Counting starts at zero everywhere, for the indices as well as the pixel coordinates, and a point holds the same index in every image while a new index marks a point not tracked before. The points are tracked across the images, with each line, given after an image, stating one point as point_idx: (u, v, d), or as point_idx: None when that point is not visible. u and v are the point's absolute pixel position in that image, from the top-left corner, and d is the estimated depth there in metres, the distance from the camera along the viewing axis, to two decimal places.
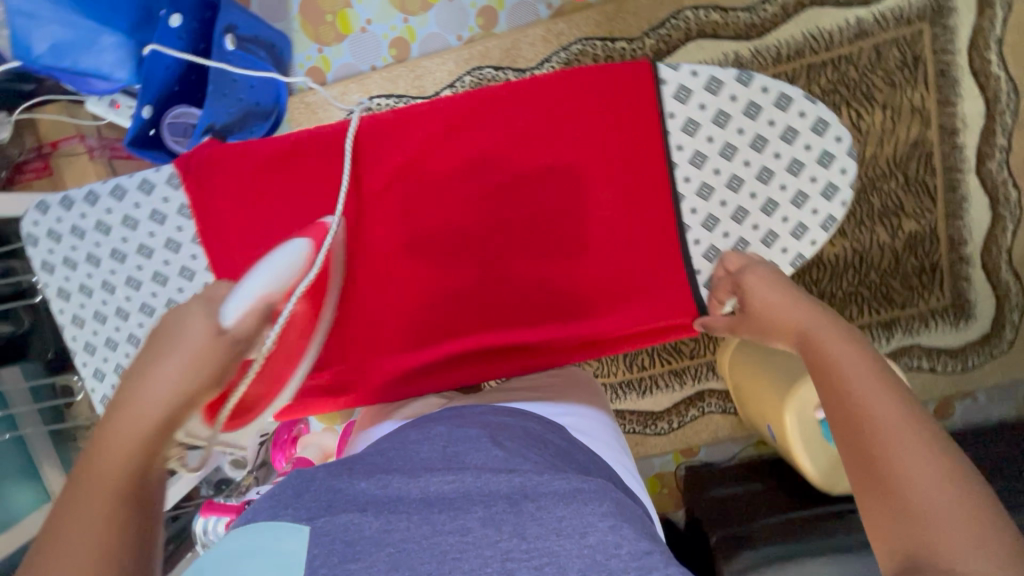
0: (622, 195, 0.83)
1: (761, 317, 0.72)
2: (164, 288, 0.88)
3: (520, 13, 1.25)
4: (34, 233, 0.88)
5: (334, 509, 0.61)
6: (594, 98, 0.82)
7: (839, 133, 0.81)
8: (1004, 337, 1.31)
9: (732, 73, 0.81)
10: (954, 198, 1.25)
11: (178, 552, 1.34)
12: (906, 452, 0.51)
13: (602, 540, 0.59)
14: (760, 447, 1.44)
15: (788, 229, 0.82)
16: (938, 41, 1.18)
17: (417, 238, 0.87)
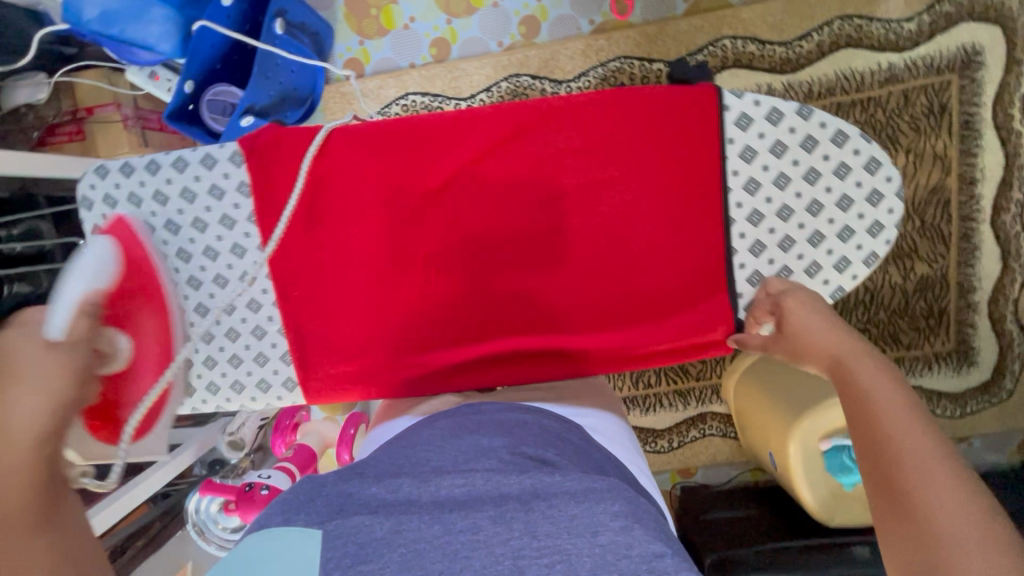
0: (688, 215, 0.83)
1: (794, 338, 0.74)
2: (214, 263, 0.86)
3: (562, 25, 1.27)
4: (89, 196, 0.85)
5: (345, 513, 0.61)
6: (674, 115, 0.81)
7: (891, 174, 0.80)
8: (1004, 385, 1.34)
9: (792, 106, 0.80)
10: (967, 246, 1.27)
11: (170, 528, 1.34)
12: (924, 470, 0.54)
13: (613, 540, 0.59)
14: (756, 474, 1.45)
15: (832, 262, 0.82)
16: (965, 93, 1.21)
17: (456, 239, 0.86)
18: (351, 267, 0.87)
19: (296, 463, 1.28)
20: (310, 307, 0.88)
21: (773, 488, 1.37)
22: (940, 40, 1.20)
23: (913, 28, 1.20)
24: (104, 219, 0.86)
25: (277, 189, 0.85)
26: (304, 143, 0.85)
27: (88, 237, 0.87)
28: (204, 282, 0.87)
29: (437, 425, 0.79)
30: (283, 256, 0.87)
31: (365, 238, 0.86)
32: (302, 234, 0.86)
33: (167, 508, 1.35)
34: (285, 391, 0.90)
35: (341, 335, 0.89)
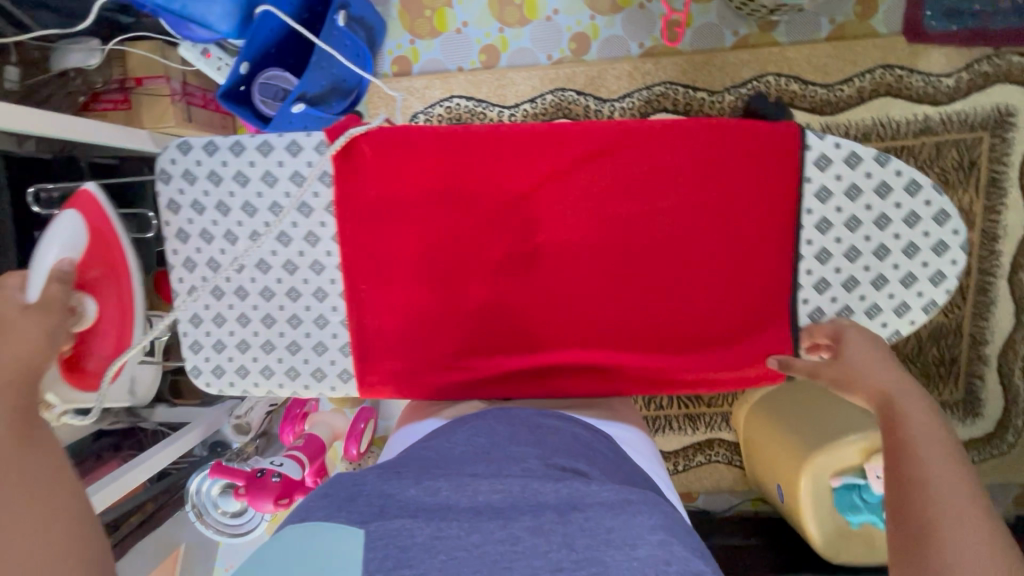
0: (760, 249, 0.84)
1: (843, 368, 0.77)
2: (285, 250, 0.87)
3: (612, 46, 1.29)
4: (170, 170, 0.86)
5: (386, 515, 0.58)
6: (760, 149, 0.82)
7: (959, 227, 0.81)
8: (1006, 439, 1.36)
9: (870, 152, 0.81)
10: (983, 299, 1.30)
11: (167, 506, 1.30)
12: (953, 499, 0.56)
13: (652, 554, 0.55)
14: (756, 504, 1.46)
15: (893, 306, 0.83)
16: (995, 151, 1.24)
17: (522, 249, 0.86)
18: (416, 266, 0.87)
19: (306, 452, 1.26)
20: (371, 301, 0.88)
21: (773, 520, 1.38)
22: (976, 97, 1.23)
23: (950, 84, 1.23)
24: (181, 194, 0.87)
25: (351, 183, 0.85)
26: (382, 140, 0.84)
27: (163, 210, 0.88)
28: (274, 266, 0.88)
29: (468, 424, 0.79)
30: (350, 248, 0.87)
31: (432, 239, 0.86)
32: (370, 229, 0.86)
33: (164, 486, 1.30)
34: (339, 382, 0.91)
35: (398, 332, 0.89)
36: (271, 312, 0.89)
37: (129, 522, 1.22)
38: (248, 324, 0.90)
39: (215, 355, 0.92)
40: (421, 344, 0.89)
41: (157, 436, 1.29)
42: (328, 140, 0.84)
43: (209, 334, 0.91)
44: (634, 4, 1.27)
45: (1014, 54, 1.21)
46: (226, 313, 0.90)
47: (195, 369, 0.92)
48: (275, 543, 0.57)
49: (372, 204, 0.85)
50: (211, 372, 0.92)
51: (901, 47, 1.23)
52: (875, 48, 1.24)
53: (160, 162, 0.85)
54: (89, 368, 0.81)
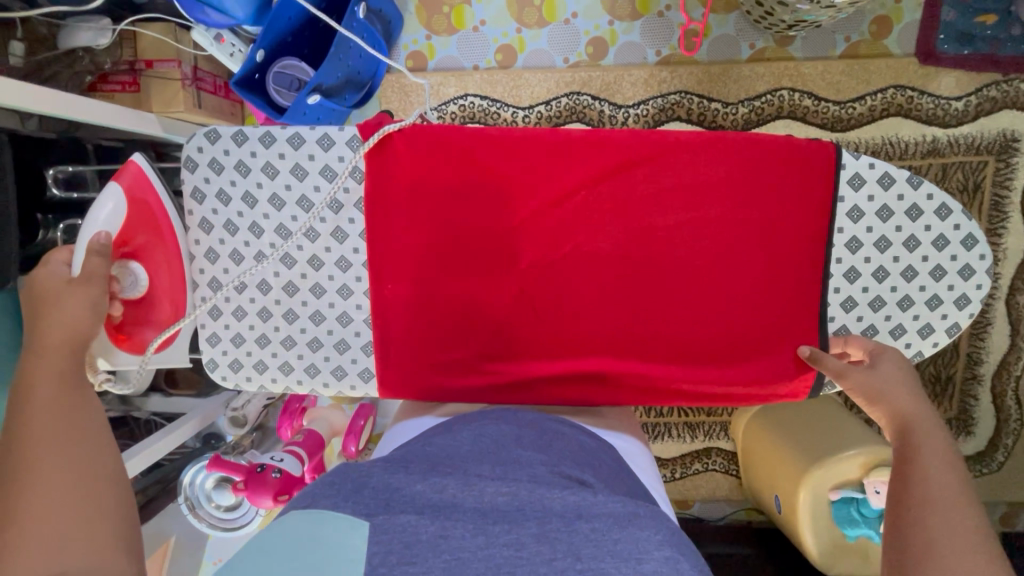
0: (786, 263, 0.84)
1: (868, 384, 0.78)
2: (312, 244, 0.87)
3: (629, 53, 1.29)
4: (196, 158, 0.85)
5: (392, 509, 0.56)
6: (791, 164, 0.82)
7: (985, 252, 0.82)
8: (996, 458, 1.39)
9: (903, 173, 0.81)
10: (980, 320, 1.32)
11: (156, 499, 1.27)
12: (956, 524, 0.57)
13: (658, 571, 0.52)
14: (750, 512, 1.48)
15: (916, 327, 0.84)
16: (1000, 175, 1.26)
17: (553, 254, 0.85)
18: (446, 269, 0.86)
19: (305, 447, 1.24)
20: (399, 301, 0.87)
21: (766, 529, 1.39)
22: (984, 122, 1.25)
23: (959, 107, 1.25)
24: (207, 183, 0.86)
25: (385, 182, 0.84)
26: (419, 139, 0.83)
27: (187, 199, 0.87)
28: (299, 260, 0.88)
29: (474, 423, 0.76)
30: (381, 246, 0.86)
31: (464, 241, 0.85)
32: (401, 228, 0.85)
33: (153, 479, 1.26)
34: (360, 381, 0.90)
35: (423, 334, 0.88)
36: (294, 308, 0.89)
37: None
38: (269, 318, 0.89)
39: (233, 349, 0.90)
40: (446, 347, 0.88)
41: (150, 425, 1.26)
42: (361, 135, 0.83)
43: (228, 326, 0.90)
44: (652, 12, 1.27)
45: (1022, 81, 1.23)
46: (246, 306, 0.89)
47: (211, 362, 0.91)
48: (278, 531, 0.55)
49: (405, 204, 0.85)
50: (228, 366, 0.91)
51: (913, 68, 1.25)
52: (888, 68, 1.25)
53: (186, 150, 0.84)
54: (139, 335, 0.84)
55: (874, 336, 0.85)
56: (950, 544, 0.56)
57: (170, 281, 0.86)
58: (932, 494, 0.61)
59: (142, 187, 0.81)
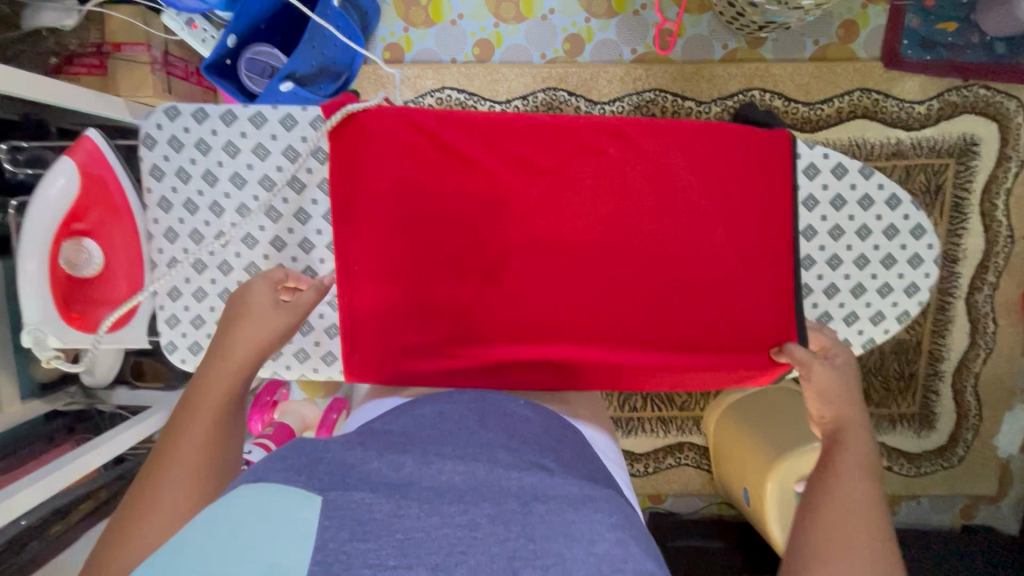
0: (743, 246, 0.86)
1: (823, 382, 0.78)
2: (274, 225, 0.88)
3: (605, 50, 1.31)
4: (155, 135, 0.86)
5: (346, 485, 0.51)
6: (743, 152, 0.85)
7: (933, 241, 0.86)
8: (956, 452, 1.43)
9: (855, 165, 0.85)
10: (943, 317, 1.36)
11: (122, 494, 1.23)
12: (857, 534, 0.59)
13: (609, 551, 0.50)
14: (722, 507, 1.50)
15: (869, 314, 0.88)
16: (960, 177, 1.30)
17: (520, 238, 0.86)
18: (415, 253, 0.86)
19: (274, 440, 1.23)
20: (367, 285, 0.87)
21: (736, 522, 1.41)
22: (945, 125, 1.29)
23: (922, 110, 1.29)
24: (166, 161, 0.86)
25: (354, 165, 0.85)
26: (389, 124, 0.84)
27: (145, 176, 0.87)
28: (261, 241, 0.88)
29: (436, 402, 0.75)
30: (350, 230, 0.86)
31: (432, 225, 0.85)
32: (367, 210, 0.86)
33: (118, 473, 1.24)
34: (323, 365, 0.92)
35: (390, 318, 0.88)
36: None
37: (78, 511, 1.13)
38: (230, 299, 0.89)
39: (193, 331, 0.90)
40: (414, 332, 0.88)
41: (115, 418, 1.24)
42: (324, 116, 0.85)
43: (187, 308, 0.90)
44: (628, 10, 1.29)
45: (981, 87, 1.28)
46: (205, 287, 0.89)
47: (170, 345, 0.90)
48: (217, 508, 0.48)
49: (373, 187, 0.85)
50: (187, 348, 0.90)
51: (878, 72, 1.29)
52: (855, 71, 1.29)
53: (145, 126, 0.84)
54: (94, 312, 0.85)
55: (828, 322, 0.89)
56: (848, 540, 0.59)
57: (126, 256, 0.87)
58: (847, 493, 0.64)
59: (95, 161, 0.83)
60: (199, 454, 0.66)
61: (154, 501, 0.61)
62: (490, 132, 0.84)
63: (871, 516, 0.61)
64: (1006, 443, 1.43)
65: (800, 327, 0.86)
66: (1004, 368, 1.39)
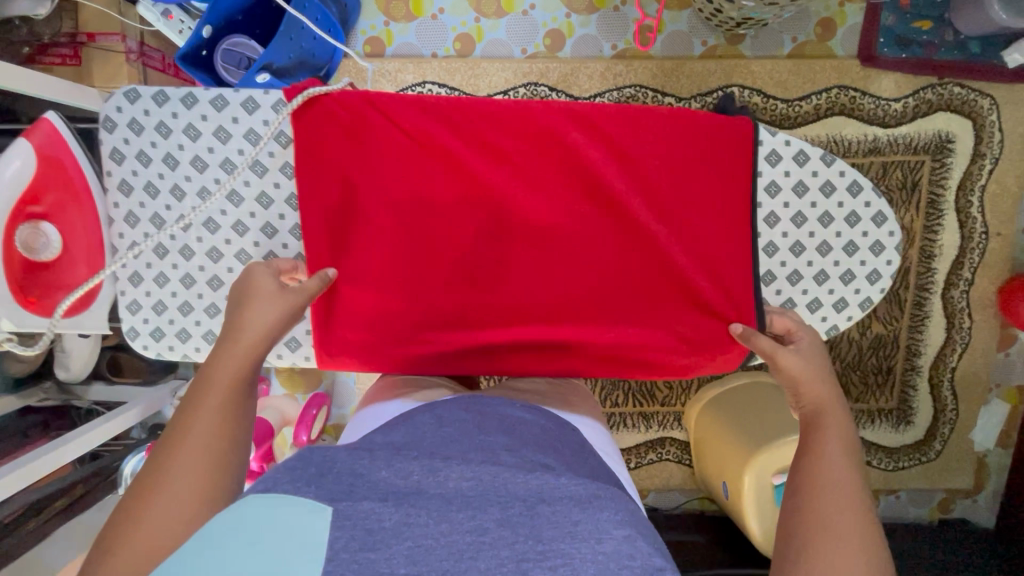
0: (702, 231, 0.86)
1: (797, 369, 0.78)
2: (236, 209, 0.88)
3: (586, 45, 1.31)
4: (114, 118, 0.86)
5: (356, 495, 0.51)
6: (703, 137, 0.85)
7: (894, 229, 0.89)
8: (933, 446, 1.44)
9: (817, 152, 0.87)
10: (919, 313, 1.37)
11: (98, 490, 1.21)
12: (851, 533, 0.59)
13: (616, 550, 0.49)
14: (704, 502, 1.51)
15: (832, 300, 0.90)
16: (935, 173, 1.31)
17: (485, 222, 0.86)
18: (382, 238, 0.86)
19: (253, 436, 1.21)
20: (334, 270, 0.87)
21: (718, 517, 1.42)
22: (920, 123, 1.30)
23: (898, 108, 1.30)
24: (127, 144, 0.87)
25: (318, 150, 0.85)
26: (352, 109, 0.84)
27: (106, 159, 0.88)
28: (222, 226, 0.89)
29: (434, 411, 0.73)
30: (314, 215, 0.86)
31: (398, 210, 0.85)
32: (332, 196, 0.85)
33: (97, 469, 1.22)
34: (287, 351, 0.92)
35: (359, 304, 0.88)
36: (218, 274, 0.90)
37: (54, 506, 1.12)
38: (192, 285, 0.90)
39: (154, 318, 0.91)
40: (381, 317, 0.88)
41: (92, 413, 1.22)
42: (286, 99, 0.85)
43: (149, 294, 0.91)
44: (608, 6, 1.30)
45: (955, 85, 1.29)
46: (167, 271, 0.90)
47: (131, 330, 0.91)
48: (228, 517, 0.48)
49: (338, 172, 0.85)
50: (149, 335, 0.91)
51: (855, 69, 1.30)
52: (832, 68, 1.30)
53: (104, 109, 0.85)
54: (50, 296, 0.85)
55: (793, 308, 0.91)
56: (837, 539, 0.58)
57: (85, 241, 0.87)
58: (829, 482, 0.65)
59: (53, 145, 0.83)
60: (215, 437, 0.65)
61: (167, 486, 0.59)
62: (453, 116, 0.84)
63: (856, 506, 0.61)
64: (982, 438, 1.45)
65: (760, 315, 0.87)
66: (980, 363, 1.41)
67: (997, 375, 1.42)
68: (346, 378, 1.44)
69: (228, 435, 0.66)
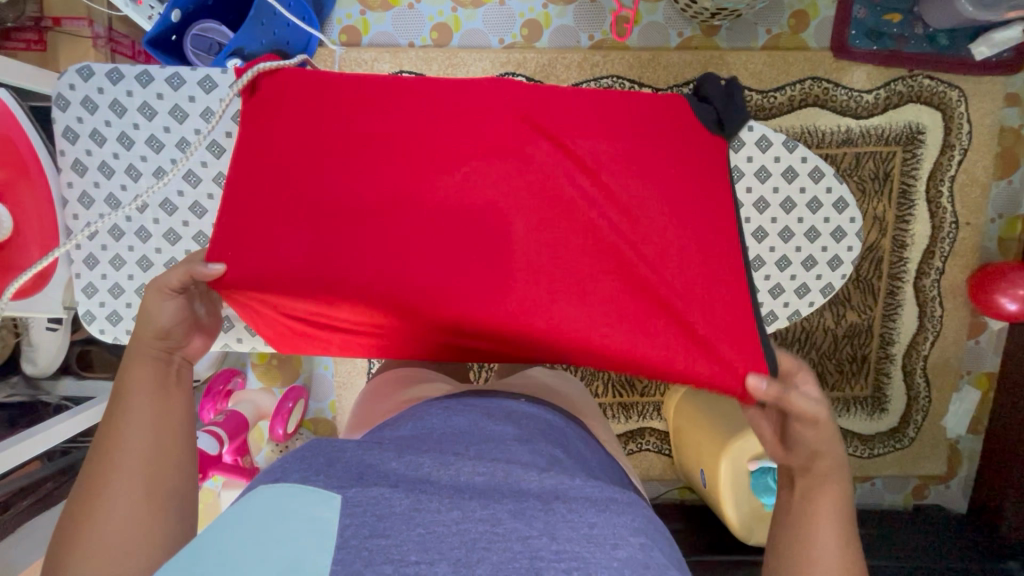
0: (678, 193, 0.76)
1: (814, 436, 0.63)
2: (193, 190, 0.89)
3: (563, 36, 1.32)
4: (67, 95, 0.85)
5: (366, 482, 0.50)
6: (670, 115, 0.81)
7: (855, 215, 0.93)
8: (908, 433, 1.47)
9: (780, 138, 0.91)
10: (893, 301, 1.40)
11: (67, 488, 1.18)
12: None
13: (632, 556, 0.47)
14: (683, 491, 1.52)
15: (794, 287, 0.95)
16: (907, 164, 1.33)
17: (426, 180, 0.74)
18: (309, 204, 0.74)
19: (226, 428, 1.20)
20: (249, 242, 0.74)
21: (697, 505, 1.44)
22: (892, 114, 1.32)
23: (870, 100, 1.32)
24: (80, 122, 0.86)
25: (260, 115, 0.79)
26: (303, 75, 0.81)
27: (58, 138, 0.87)
28: (179, 207, 0.90)
29: (440, 406, 0.70)
30: (245, 196, 0.75)
31: (332, 171, 0.75)
32: (272, 175, 0.76)
33: (65, 466, 1.19)
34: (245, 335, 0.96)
35: (295, 300, 0.74)
36: (176, 257, 0.91)
37: (20, 504, 1.09)
38: (149, 268, 0.91)
39: (111, 301, 0.91)
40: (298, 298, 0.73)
41: (61, 407, 1.18)
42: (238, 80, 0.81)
43: (105, 277, 0.91)
44: None
45: (925, 77, 1.32)
46: (124, 253, 0.91)
47: (88, 314, 0.91)
48: (240, 506, 0.48)
49: (273, 134, 0.78)
50: (106, 318, 0.91)
51: (828, 61, 1.32)
52: (806, 61, 1.32)
53: (56, 86, 0.84)
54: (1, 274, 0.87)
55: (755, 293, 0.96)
56: None
57: (37, 223, 0.88)
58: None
59: (7, 124, 0.85)
60: (146, 441, 0.63)
61: (104, 491, 0.59)
62: (411, 95, 0.78)
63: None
64: (954, 425, 1.48)
65: (769, 355, 0.70)
66: (952, 351, 1.44)
67: (968, 362, 1.45)
68: (324, 371, 1.43)
69: (164, 436, 0.64)
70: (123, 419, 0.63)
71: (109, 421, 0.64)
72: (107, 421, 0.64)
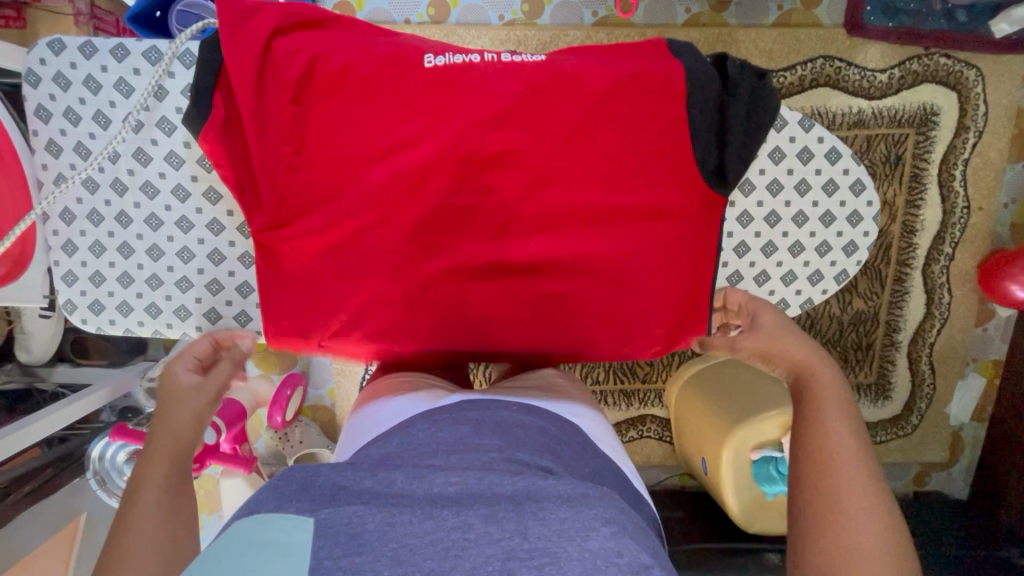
0: (648, 183, 0.82)
1: (765, 341, 0.79)
2: (175, 172, 0.86)
3: (566, 12, 1.27)
4: (38, 71, 0.82)
5: (338, 502, 0.48)
6: (661, 97, 0.80)
7: (871, 198, 0.91)
8: (911, 420, 1.45)
9: (796, 117, 0.88)
10: (900, 288, 1.37)
11: (69, 474, 1.20)
12: (849, 458, 0.62)
13: (603, 547, 0.45)
14: (684, 478, 1.52)
15: (806, 273, 0.93)
16: (919, 147, 1.29)
17: (410, 230, 0.82)
18: (333, 283, 0.83)
19: (224, 417, 1.18)
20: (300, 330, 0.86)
21: (697, 492, 1.43)
22: (906, 95, 1.27)
23: (884, 79, 1.27)
24: (53, 100, 0.83)
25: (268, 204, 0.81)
26: (277, 159, 0.80)
27: (31, 117, 0.83)
28: (160, 190, 0.87)
29: (432, 420, 0.68)
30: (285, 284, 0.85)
31: (341, 272, 0.83)
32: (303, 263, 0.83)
33: (65, 453, 1.21)
34: (205, 322, 0.91)
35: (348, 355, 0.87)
36: (158, 243, 0.88)
37: (23, 488, 1.10)
38: (130, 255, 0.88)
39: (92, 289, 0.89)
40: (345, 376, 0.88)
41: (59, 395, 1.17)
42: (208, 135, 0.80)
43: (85, 264, 0.89)
44: None
45: (942, 55, 1.27)
46: (104, 241, 0.88)
47: (69, 304, 0.89)
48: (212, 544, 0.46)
49: (274, 240, 0.82)
50: (87, 308, 0.89)
51: (841, 38, 1.27)
52: (818, 38, 1.27)
53: (27, 62, 0.81)
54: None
55: (767, 281, 0.93)
56: (838, 468, 0.61)
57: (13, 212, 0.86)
58: (831, 450, 0.63)
59: None
60: (159, 522, 0.64)
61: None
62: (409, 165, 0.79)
63: (867, 478, 0.60)
64: (958, 412, 1.46)
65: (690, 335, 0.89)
66: (959, 338, 1.42)
67: (974, 350, 1.44)
68: (323, 359, 1.41)
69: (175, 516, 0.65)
70: (136, 512, 0.64)
71: (122, 514, 0.64)
72: (119, 514, 0.64)
